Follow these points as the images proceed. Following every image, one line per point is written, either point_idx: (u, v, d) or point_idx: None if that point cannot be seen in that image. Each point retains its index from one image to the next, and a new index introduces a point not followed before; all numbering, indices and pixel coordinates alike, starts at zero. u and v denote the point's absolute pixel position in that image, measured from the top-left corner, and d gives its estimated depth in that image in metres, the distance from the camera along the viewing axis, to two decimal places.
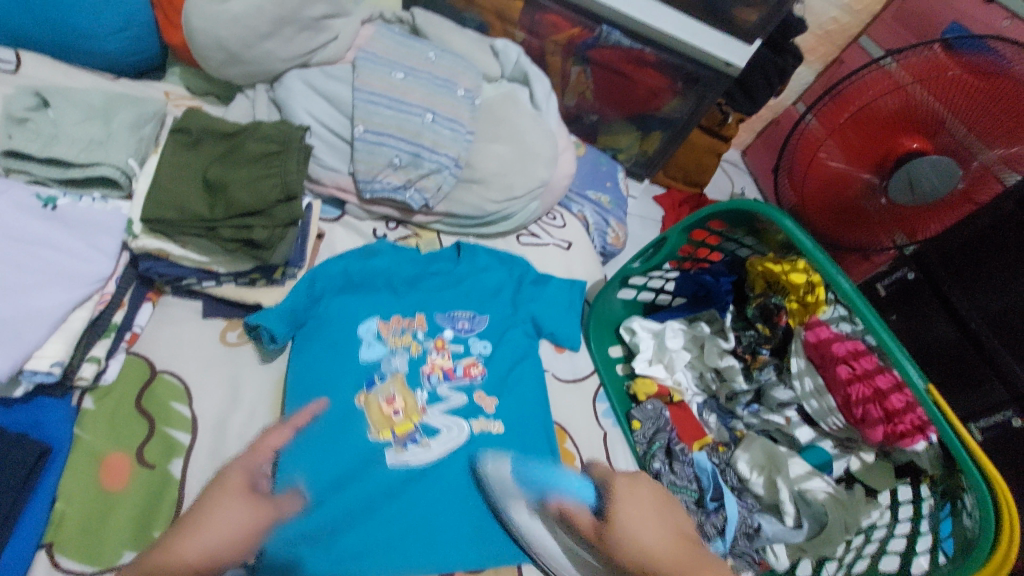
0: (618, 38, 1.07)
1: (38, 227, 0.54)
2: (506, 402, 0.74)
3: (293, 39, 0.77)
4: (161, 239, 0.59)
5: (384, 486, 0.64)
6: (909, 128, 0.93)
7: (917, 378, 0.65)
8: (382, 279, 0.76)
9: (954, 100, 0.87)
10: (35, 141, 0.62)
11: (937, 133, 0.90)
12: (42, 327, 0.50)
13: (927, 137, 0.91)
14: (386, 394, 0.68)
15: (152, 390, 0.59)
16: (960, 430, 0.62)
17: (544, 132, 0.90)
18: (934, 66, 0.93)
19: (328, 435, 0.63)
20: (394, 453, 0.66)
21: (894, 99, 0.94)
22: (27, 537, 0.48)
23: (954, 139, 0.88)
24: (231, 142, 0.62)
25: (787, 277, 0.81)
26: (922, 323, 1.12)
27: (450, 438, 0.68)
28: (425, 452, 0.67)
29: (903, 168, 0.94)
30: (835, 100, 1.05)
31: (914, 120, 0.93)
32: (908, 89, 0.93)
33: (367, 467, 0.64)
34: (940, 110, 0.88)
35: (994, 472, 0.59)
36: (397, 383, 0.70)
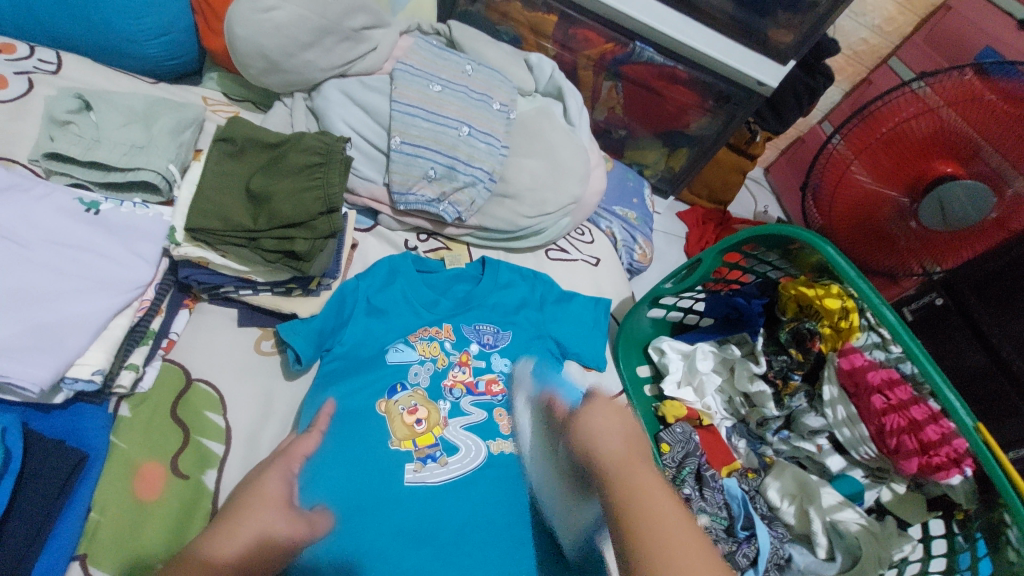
0: (650, 55, 1.07)
1: (82, 232, 0.54)
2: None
3: (333, 48, 0.77)
4: (202, 247, 0.58)
5: (398, 507, 0.59)
6: (941, 153, 0.92)
7: (964, 414, 0.64)
8: (400, 303, 0.73)
9: (989, 127, 0.86)
10: (78, 145, 0.62)
11: (971, 163, 0.89)
12: (84, 335, 0.49)
13: (961, 163, 0.90)
14: (407, 405, 0.66)
15: (187, 400, 0.59)
16: (1004, 464, 0.60)
17: (577, 148, 0.90)
18: (966, 91, 0.87)
19: (344, 448, 0.61)
20: (414, 470, 0.62)
21: (926, 123, 0.92)
22: (61, 547, 0.47)
23: (990, 168, 0.87)
24: (273, 152, 0.62)
25: (821, 301, 0.80)
26: (951, 351, 1.10)
27: (468, 458, 0.64)
28: (443, 469, 0.63)
29: (933, 192, 0.93)
30: (865, 119, 1.01)
31: (944, 144, 0.91)
32: (938, 113, 0.90)
33: (382, 484, 0.60)
34: (977, 141, 0.87)
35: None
36: (418, 396, 0.67)
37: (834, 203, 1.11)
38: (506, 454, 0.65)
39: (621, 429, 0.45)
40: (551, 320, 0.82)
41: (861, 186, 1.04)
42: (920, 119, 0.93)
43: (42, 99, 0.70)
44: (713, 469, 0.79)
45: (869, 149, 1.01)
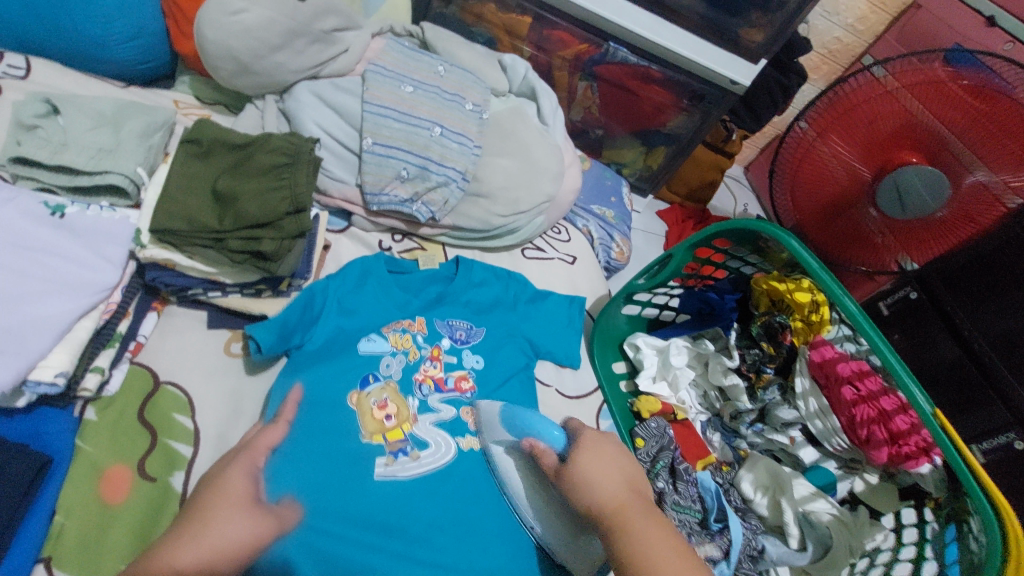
0: (624, 55, 1.08)
1: (45, 235, 0.54)
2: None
3: (304, 51, 0.77)
4: (168, 250, 0.58)
5: (367, 501, 0.59)
6: (907, 145, 0.93)
7: (923, 403, 0.64)
8: (372, 299, 0.74)
9: (952, 117, 0.87)
10: (44, 148, 0.62)
11: (937, 160, 0.90)
12: (47, 336, 0.49)
13: (927, 154, 0.91)
14: (379, 398, 0.66)
15: (154, 402, 0.58)
16: (969, 456, 0.61)
17: (550, 147, 0.91)
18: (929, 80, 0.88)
19: (311, 441, 0.60)
20: (384, 463, 0.62)
21: (890, 111, 0.93)
22: (25, 551, 0.47)
23: (954, 159, 0.88)
24: (240, 153, 0.62)
25: (792, 295, 0.83)
26: (925, 343, 1.12)
27: (438, 453, 0.65)
28: (415, 463, 0.63)
29: (892, 177, 0.94)
30: (830, 104, 1.01)
31: (909, 135, 0.92)
32: (900, 99, 0.92)
33: (355, 475, 0.60)
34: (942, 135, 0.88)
35: (1001, 497, 0.58)
36: (389, 389, 0.67)
37: (804, 193, 1.11)
38: (475, 450, 0.67)
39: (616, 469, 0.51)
40: (524, 318, 0.83)
41: (830, 174, 1.05)
42: (884, 107, 0.94)
43: (9, 103, 0.70)
44: (688, 463, 0.81)
45: (837, 144, 1.01)
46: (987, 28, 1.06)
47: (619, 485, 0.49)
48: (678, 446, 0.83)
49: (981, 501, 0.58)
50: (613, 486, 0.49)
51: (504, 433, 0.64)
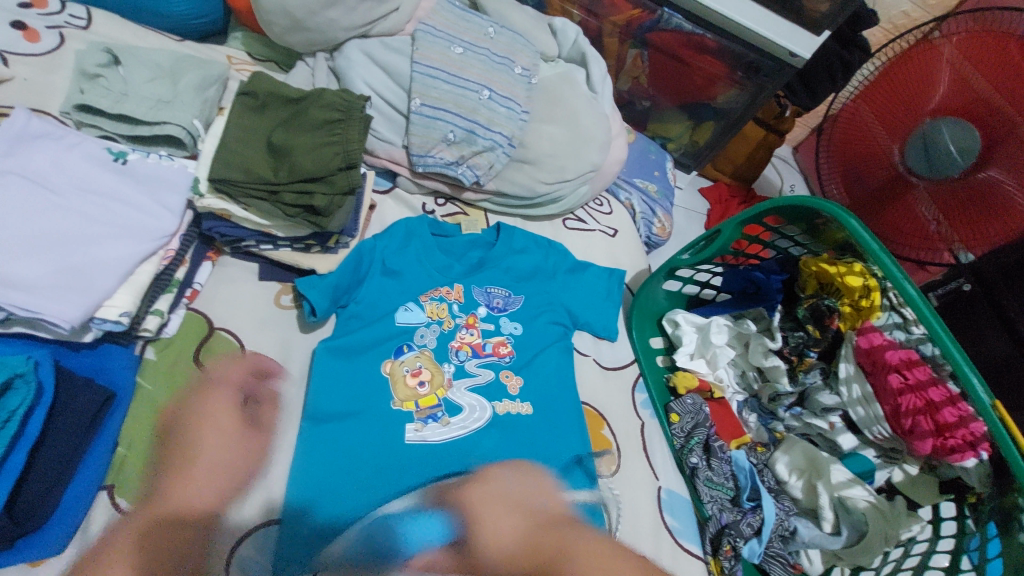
0: (679, 23, 1.04)
1: (109, 180, 0.55)
2: (531, 382, 0.72)
3: (356, 8, 0.76)
4: (224, 200, 0.59)
5: (398, 462, 0.62)
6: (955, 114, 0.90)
7: (982, 394, 0.63)
8: (411, 265, 0.74)
9: (1003, 79, 0.85)
10: (107, 97, 0.63)
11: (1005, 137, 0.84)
12: (112, 277, 0.51)
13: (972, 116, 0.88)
14: (412, 366, 0.68)
15: (209, 346, 0.60)
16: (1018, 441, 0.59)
17: (598, 115, 0.88)
18: (980, 42, 0.88)
19: (347, 399, 0.63)
20: (415, 429, 0.64)
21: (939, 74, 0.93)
22: (90, 477, 0.49)
23: (1000, 118, 0.84)
24: (294, 107, 0.62)
25: (841, 279, 0.79)
26: (976, 337, 1.09)
27: (471, 418, 0.67)
28: (446, 428, 0.66)
29: (930, 138, 0.92)
30: (886, 75, 1.02)
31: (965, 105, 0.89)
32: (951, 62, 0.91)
33: (382, 438, 0.63)
34: (999, 102, 0.84)
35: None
36: (425, 357, 0.69)
37: (856, 173, 1.10)
38: (511, 414, 0.69)
39: (505, 521, 0.53)
40: (565, 288, 0.82)
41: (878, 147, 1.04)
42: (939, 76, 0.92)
43: (72, 52, 0.71)
44: (722, 441, 0.80)
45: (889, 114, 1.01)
46: None
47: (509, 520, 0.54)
48: (714, 424, 0.83)
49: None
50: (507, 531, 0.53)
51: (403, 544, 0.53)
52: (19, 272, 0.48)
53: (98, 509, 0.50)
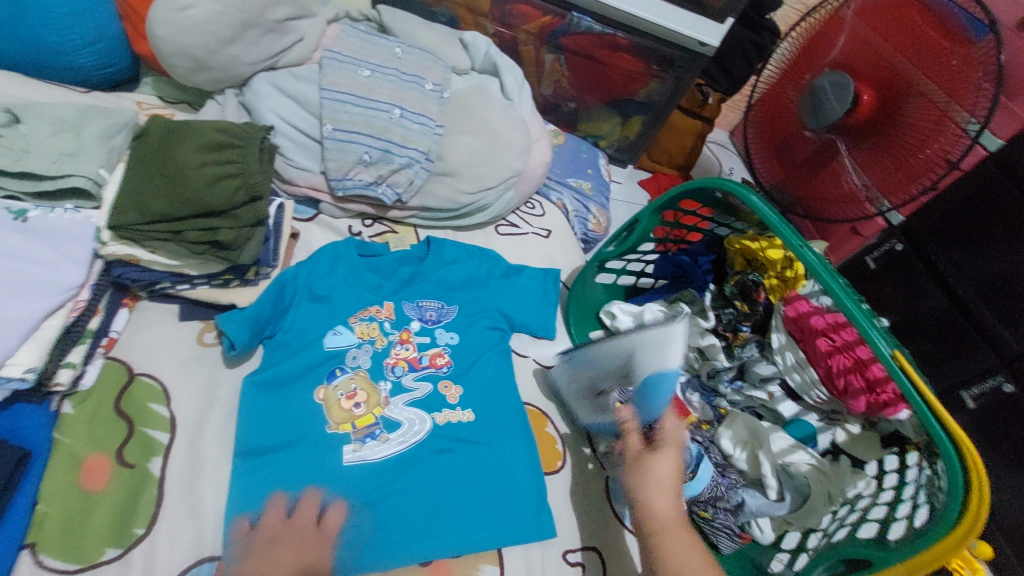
0: (588, 25, 1.07)
1: (9, 239, 0.55)
2: (470, 390, 0.73)
3: (257, 42, 0.78)
4: (129, 245, 0.60)
5: (336, 483, 0.62)
6: (858, 76, 0.94)
7: (881, 343, 0.61)
8: (339, 288, 0.74)
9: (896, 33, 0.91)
10: (6, 156, 0.62)
11: (906, 92, 0.89)
12: (13, 335, 0.50)
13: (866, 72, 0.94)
14: (346, 389, 0.68)
15: (130, 393, 0.60)
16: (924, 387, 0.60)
17: (515, 121, 0.91)
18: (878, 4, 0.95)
19: (277, 425, 0.63)
20: (353, 449, 0.64)
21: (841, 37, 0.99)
22: (8, 538, 0.48)
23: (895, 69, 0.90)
24: (183, 136, 0.62)
25: (765, 253, 0.85)
26: (915, 294, 1.21)
27: (411, 432, 0.68)
28: (384, 446, 0.66)
29: (822, 92, 0.96)
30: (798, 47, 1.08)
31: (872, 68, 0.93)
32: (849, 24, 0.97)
33: (321, 461, 0.63)
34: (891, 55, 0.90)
35: (956, 426, 0.56)
36: (359, 378, 0.69)
37: (783, 143, 1.14)
38: (451, 424, 0.70)
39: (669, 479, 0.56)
40: (499, 293, 0.83)
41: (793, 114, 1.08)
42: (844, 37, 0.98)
43: None
44: None
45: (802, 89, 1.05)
46: None
47: (667, 494, 0.55)
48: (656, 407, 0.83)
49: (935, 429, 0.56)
50: (660, 498, 0.54)
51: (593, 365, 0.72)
52: None
53: (19, 571, 0.48)
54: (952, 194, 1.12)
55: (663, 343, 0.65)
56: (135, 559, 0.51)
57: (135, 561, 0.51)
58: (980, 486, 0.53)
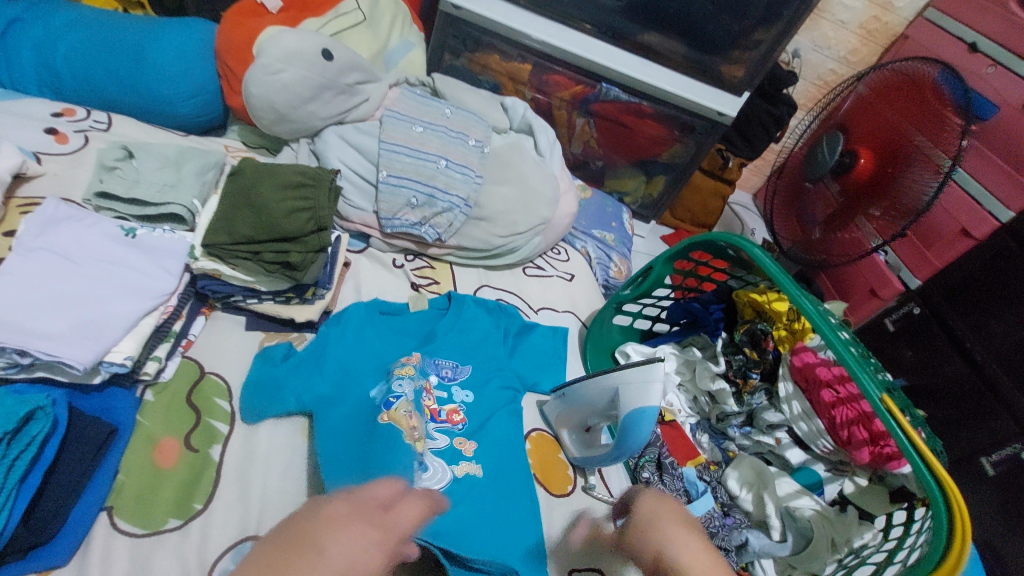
0: (616, 94, 1.20)
1: (120, 251, 0.66)
2: (484, 445, 0.74)
3: (330, 101, 0.92)
4: (216, 261, 0.71)
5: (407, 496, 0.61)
6: (868, 146, 1.09)
7: (872, 387, 0.66)
8: (361, 341, 0.78)
9: (903, 111, 1.05)
10: (121, 185, 0.76)
11: (908, 158, 1.01)
12: (119, 328, 0.61)
13: (876, 143, 1.08)
14: (408, 409, 0.69)
15: (200, 388, 0.69)
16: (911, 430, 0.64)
17: (545, 175, 1.02)
18: (892, 86, 1.09)
19: (332, 442, 0.65)
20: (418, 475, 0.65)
21: (861, 113, 1.14)
22: (92, 500, 0.56)
23: (900, 140, 1.03)
24: (267, 176, 0.75)
25: (771, 305, 0.90)
26: (939, 359, 1.21)
27: (435, 478, 0.67)
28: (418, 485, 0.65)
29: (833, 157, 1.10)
30: (824, 122, 1.25)
31: (884, 144, 1.07)
32: (871, 104, 1.13)
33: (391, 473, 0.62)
34: (897, 128, 1.04)
35: (942, 469, 0.60)
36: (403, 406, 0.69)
37: (802, 204, 1.27)
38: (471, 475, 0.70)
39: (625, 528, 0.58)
40: (516, 355, 0.89)
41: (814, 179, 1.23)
42: (863, 114, 1.14)
43: (94, 151, 0.85)
44: (674, 459, 0.85)
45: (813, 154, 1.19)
46: (971, 52, 1.23)
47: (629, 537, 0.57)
48: (666, 445, 0.88)
49: (907, 451, 0.62)
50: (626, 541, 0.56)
51: (578, 410, 0.79)
52: (46, 326, 0.57)
53: (98, 529, 0.56)
54: (967, 263, 1.17)
55: (646, 380, 0.71)
56: (193, 529, 0.59)
57: (193, 531, 0.59)
58: (956, 505, 0.58)
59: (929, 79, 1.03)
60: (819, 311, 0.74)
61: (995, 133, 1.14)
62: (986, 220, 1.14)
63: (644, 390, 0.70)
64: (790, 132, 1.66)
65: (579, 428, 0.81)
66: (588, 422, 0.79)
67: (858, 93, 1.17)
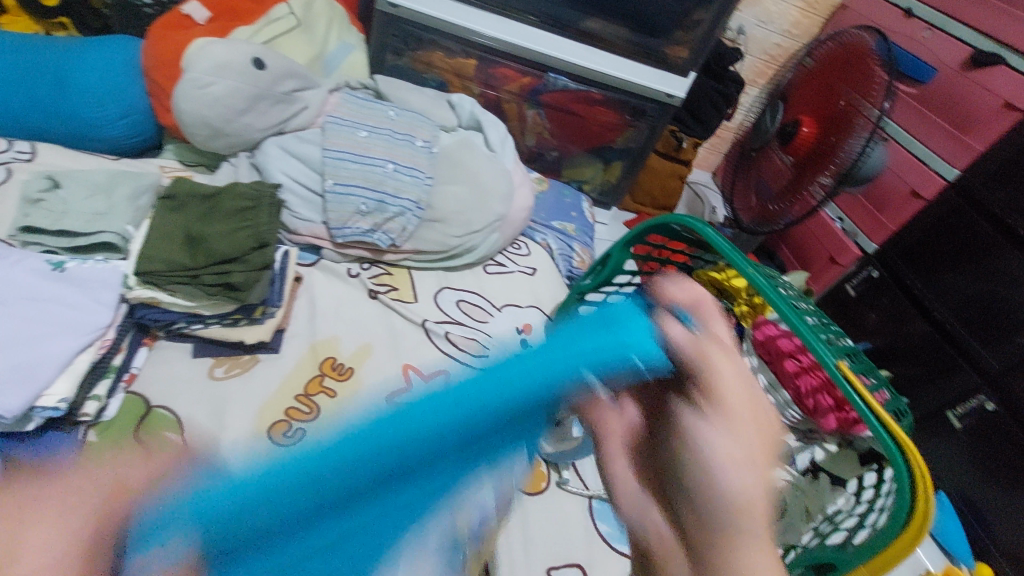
0: (564, 83, 1.19)
1: (48, 287, 0.63)
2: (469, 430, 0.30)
3: (267, 111, 0.89)
4: (152, 289, 0.68)
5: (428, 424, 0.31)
6: (816, 117, 1.12)
7: (827, 354, 0.66)
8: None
9: (846, 79, 1.07)
10: (48, 218, 0.72)
11: (848, 124, 1.03)
12: (51, 368, 0.58)
13: (821, 114, 1.11)
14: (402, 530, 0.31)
15: (148, 423, 0.65)
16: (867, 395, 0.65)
17: (498, 170, 1.00)
18: (834, 56, 1.11)
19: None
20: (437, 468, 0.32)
21: (809, 84, 1.17)
22: None
23: (842, 107, 1.05)
24: (210, 203, 0.75)
25: (729, 282, 0.92)
26: (899, 320, 1.24)
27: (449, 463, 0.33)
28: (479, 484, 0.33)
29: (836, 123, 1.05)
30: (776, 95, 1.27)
31: (828, 113, 1.10)
32: (818, 74, 1.15)
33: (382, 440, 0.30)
34: (839, 98, 1.07)
35: (898, 428, 0.60)
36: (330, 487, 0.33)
37: (757, 178, 1.31)
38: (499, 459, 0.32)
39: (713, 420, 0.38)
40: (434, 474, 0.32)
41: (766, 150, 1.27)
42: (810, 86, 1.17)
43: (17, 183, 0.81)
44: None
45: (770, 131, 1.24)
46: (907, 18, 1.26)
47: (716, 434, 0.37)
48: None
49: (861, 412, 0.62)
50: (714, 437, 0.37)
51: None
52: None
53: None
54: (919, 222, 1.19)
55: None
56: None
57: None
58: (915, 461, 0.58)
59: (864, 46, 1.05)
60: (768, 282, 0.75)
61: (934, 94, 1.17)
62: (932, 180, 1.16)
63: None
64: (743, 108, 1.67)
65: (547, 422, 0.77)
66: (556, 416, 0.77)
67: (805, 65, 1.19)
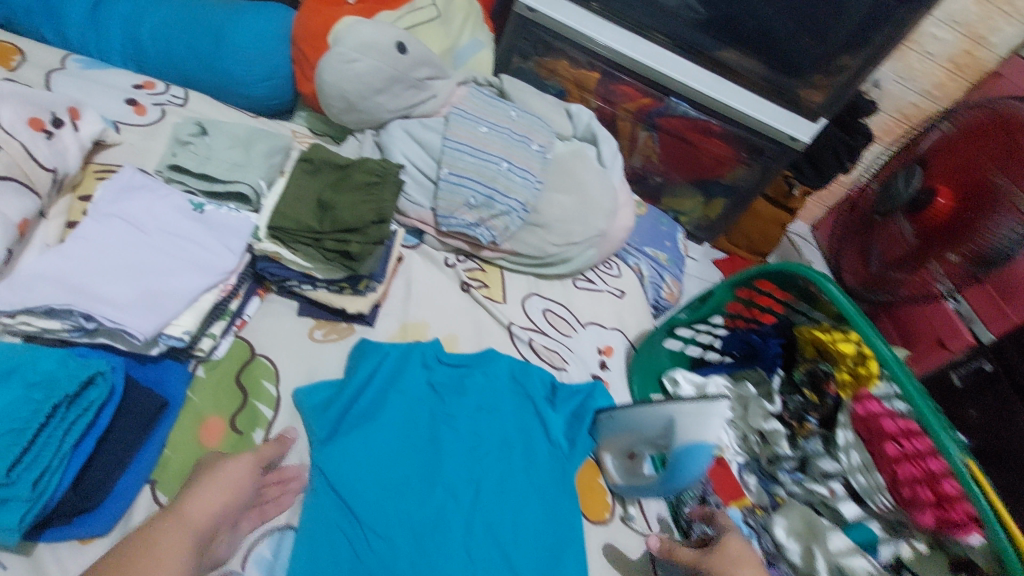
0: (685, 109, 1.16)
1: (187, 226, 0.67)
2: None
3: (400, 94, 0.92)
4: (277, 244, 0.71)
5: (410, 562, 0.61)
6: (949, 186, 1.02)
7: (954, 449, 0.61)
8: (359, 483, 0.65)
9: (994, 152, 0.98)
10: (193, 160, 0.77)
11: (993, 200, 0.95)
12: (179, 303, 0.60)
13: (956, 183, 1.02)
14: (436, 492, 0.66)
15: (250, 369, 0.69)
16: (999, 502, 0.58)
17: (606, 187, 0.99)
18: (979, 122, 1.02)
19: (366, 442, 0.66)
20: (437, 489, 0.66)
21: (942, 148, 1.07)
22: (139, 470, 0.57)
23: (988, 181, 0.96)
24: (342, 173, 0.77)
25: (835, 345, 0.82)
26: (1007, 423, 1.11)
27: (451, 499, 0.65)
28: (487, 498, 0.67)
29: (985, 200, 0.96)
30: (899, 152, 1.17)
31: (965, 183, 1.00)
32: (952, 140, 1.06)
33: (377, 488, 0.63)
34: (985, 169, 0.97)
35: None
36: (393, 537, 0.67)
37: (867, 240, 1.22)
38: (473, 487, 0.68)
39: None
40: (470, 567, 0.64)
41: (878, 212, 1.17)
42: (941, 153, 1.07)
43: (168, 124, 0.87)
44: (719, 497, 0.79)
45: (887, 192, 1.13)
46: None
47: None
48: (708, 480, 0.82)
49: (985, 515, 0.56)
50: None
51: (618, 440, 0.76)
52: (114, 294, 0.58)
53: (141, 501, 0.56)
54: None
55: (704, 414, 0.67)
56: None
57: None
58: None
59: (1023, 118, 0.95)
60: (893, 353, 0.69)
61: None
62: None
63: (701, 424, 0.66)
64: (862, 164, 1.58)
65: (622, 455, 0.77)
66: (633, 447, 0.75)
67: (937, 126, 1.09)
